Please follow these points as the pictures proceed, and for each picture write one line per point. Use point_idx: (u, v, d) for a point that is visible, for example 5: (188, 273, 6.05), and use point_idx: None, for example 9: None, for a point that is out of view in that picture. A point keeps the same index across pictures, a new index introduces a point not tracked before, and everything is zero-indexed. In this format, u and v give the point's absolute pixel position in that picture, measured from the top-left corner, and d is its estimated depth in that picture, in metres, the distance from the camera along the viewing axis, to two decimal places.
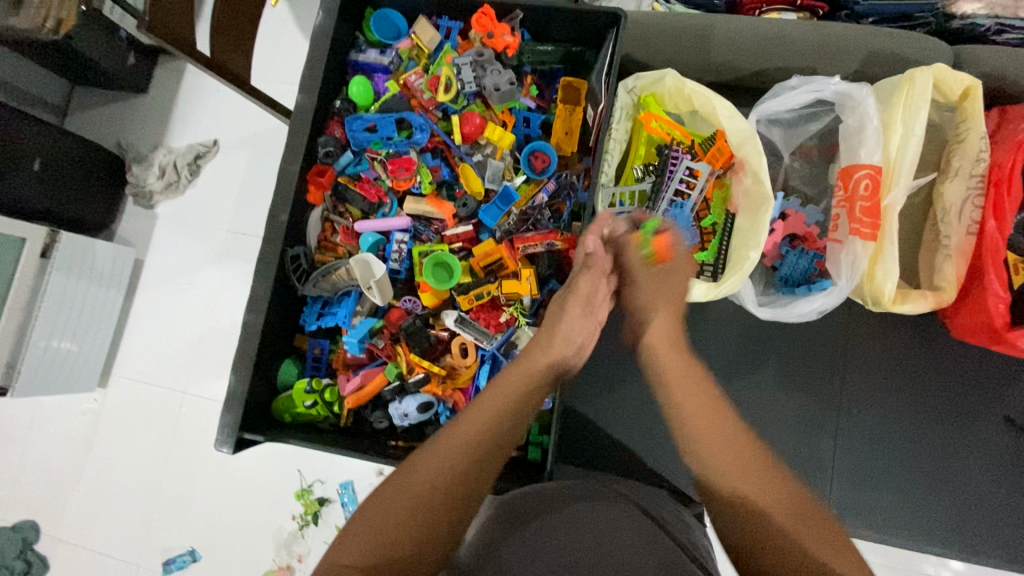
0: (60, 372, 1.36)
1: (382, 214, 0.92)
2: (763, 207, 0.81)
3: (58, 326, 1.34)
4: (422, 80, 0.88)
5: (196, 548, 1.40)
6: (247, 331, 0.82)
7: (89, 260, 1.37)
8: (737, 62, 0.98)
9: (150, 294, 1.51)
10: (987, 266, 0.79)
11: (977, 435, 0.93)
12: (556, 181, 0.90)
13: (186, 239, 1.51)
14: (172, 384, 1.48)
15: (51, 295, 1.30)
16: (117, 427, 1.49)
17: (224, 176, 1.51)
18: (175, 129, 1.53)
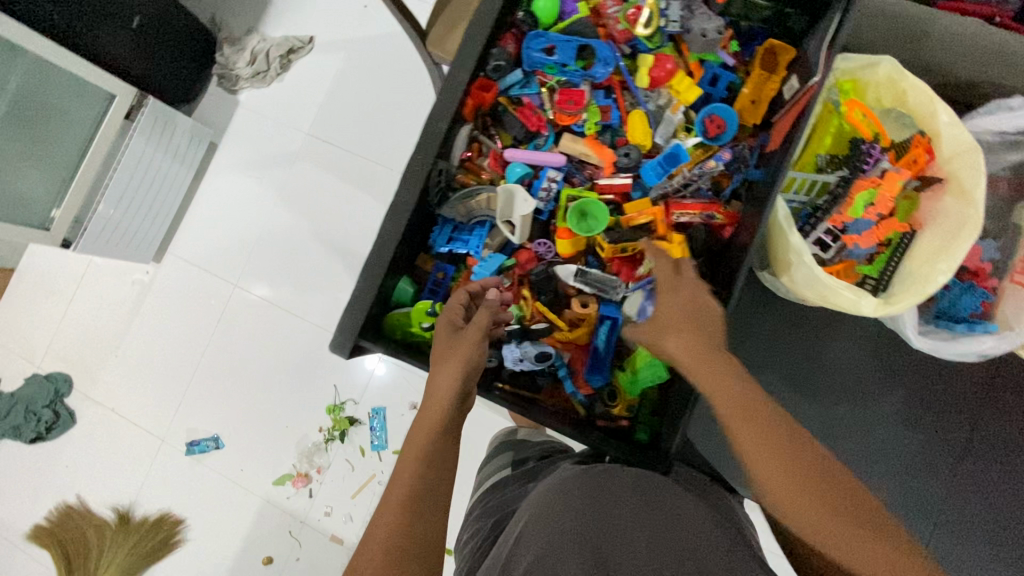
0: (122, 235, 1.32)
1: (535, 146, 0.85)
2: (966, 231, 0.73)
3: (131, 188, 1.28)
4: (620, 9, 0.81)
5: (221, 437, 1.39)
6: (383, 238, 0.78)
7: (170, 130, 1.31)
8: (949, 65, 0.86)
9: (226, 177, 1.46)
10: None
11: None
12: (731, 151, 0.83)
13: (274, 129, 1.44)
14: (227, 273, 1.44)
15: (128, 157, 1.25)
16: (167, 303, 1.47)
17: (324, 72, 1.43)
18: (282, 13, 1.45)
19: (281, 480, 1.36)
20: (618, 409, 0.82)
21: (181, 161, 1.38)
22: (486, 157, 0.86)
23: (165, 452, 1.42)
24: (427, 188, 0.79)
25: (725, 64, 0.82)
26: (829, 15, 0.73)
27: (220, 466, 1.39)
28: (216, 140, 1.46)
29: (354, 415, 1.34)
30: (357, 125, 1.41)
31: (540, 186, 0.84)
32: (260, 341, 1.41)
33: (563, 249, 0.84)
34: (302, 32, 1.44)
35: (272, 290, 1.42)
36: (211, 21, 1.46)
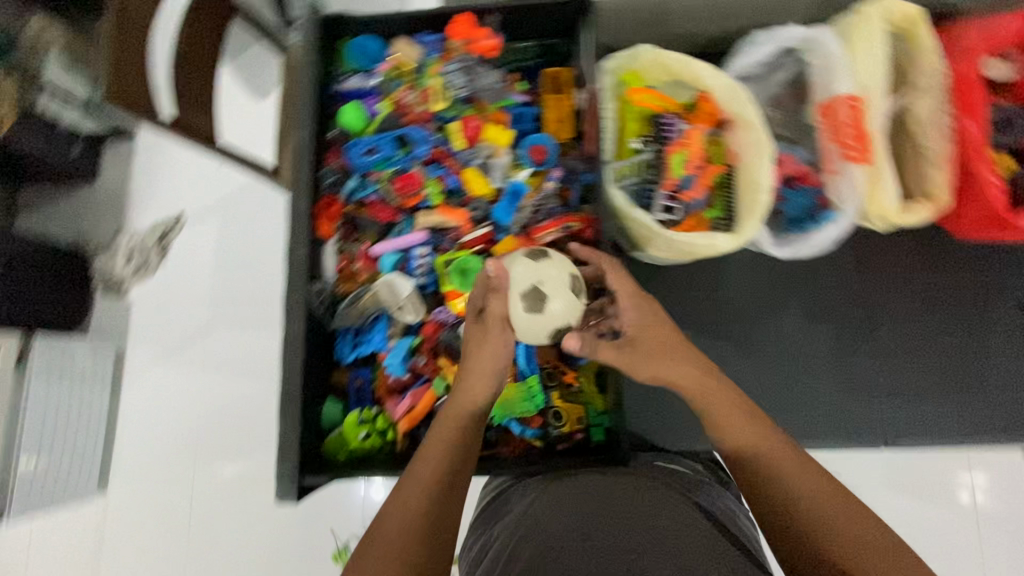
0: (54, 491, 1.16)
1: (395, 233, 0.91)
2: (763, 154, 0.86)
3: (47, 437, 1.13)
4: (414, 95, 0.90)
5: None
6: (288, 373, 0.80)
7: (68, 353, 1.19)
8: (702, 29, 1.02)
9: (144, 381, 1.31)
10: (976, 162, 0.84)
11: (983, 339, 0.96)
12: (560, 168, 0.93)
13: (181, 314, 1.32)
14: (180, 476, 1.29)
15: (32, 409, 1.11)
16: (126, 541, 1.28)
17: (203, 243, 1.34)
18: (138, 206, 1.34)
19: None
20: (567, 426, 0.87)
21: (92, 385, 1.24)
22: (357, 261, 0.90)
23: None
24: (311, 309, 0.83)
25: (521, 103, 0.94)
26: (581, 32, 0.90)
27: None
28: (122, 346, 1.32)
29: None
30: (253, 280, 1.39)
31: (414, 264, 0.89)
32: (238, 530, 1.28)
33: (457, 307, 0.88)
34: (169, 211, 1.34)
35: (233, 469, 1.30)
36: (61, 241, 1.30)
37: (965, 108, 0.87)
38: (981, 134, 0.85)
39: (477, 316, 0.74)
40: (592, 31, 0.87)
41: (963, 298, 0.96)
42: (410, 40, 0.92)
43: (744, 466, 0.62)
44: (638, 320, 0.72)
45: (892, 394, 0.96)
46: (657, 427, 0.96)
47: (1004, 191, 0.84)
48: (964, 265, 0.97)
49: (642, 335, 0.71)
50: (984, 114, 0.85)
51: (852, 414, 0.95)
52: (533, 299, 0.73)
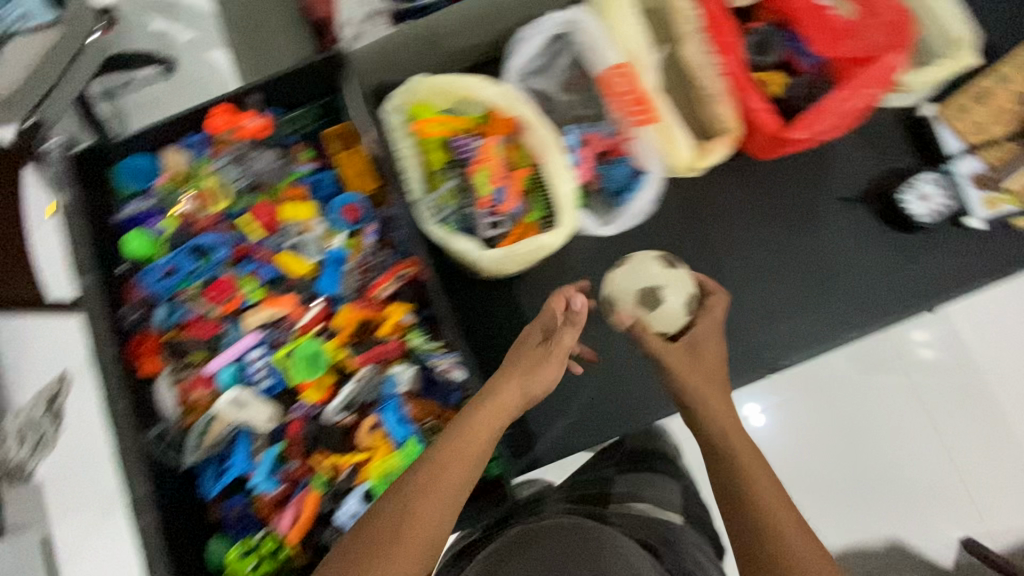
0: None
1: (225, 343, 0.86)
2: (553, 145, 0.89)
3: None
4: (195, 200, 0.86)
5: None
6: (145, 537, 0.72)
7: None
8: (474, 41, 1.04)
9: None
10: (741, 93, 0.87)
11: (823, 240, 0.99)
12: (376, 222, 0.90)
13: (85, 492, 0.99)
14: None
15: None
16: None
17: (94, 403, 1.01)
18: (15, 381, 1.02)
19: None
20: None
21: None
22: (196, 386, 0.85)
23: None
24: (153, 457, 0.77)
25: (313, 171, 0.91)
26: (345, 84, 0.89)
27: None
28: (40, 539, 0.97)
29: None
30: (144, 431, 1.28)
31: (252, 371, 0.84)
32: None
33: (312, 396, 0.84)
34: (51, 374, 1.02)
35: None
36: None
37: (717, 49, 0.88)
38: (739, 64, 0.87)
39: (543, 341, 0.71)
40: (352, 78, 0.88)
41: (791, 209, 1.00)
42: (178, 147, 0.87)
43: (726, 467, 0.59)
44: (705, 327, 0.73)
45: (767, 319, 0.98)
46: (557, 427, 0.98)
47: (772, 113, 0.87)
48: (780, 180, 1.01)
49: (700, 340, 0.72)
50: (734, 46, 0.88)
51: (737, 353, 0.97)
52: (643, 296, 0.79)
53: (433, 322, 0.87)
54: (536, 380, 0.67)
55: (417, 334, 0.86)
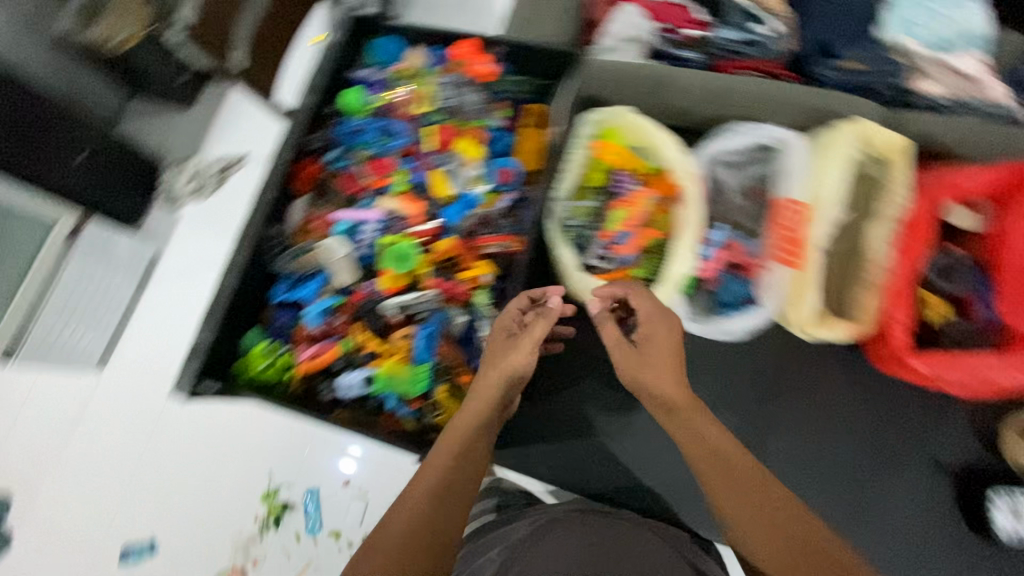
0: (56, 357, 1.29)
1: (358, 205, 1.01)
2: (694, 230, 0.91)
3: (61, 329, 1.28)
4: (409, 94, 1.01)
5: (153, 543, 1.34)
6: (222, 291, 0.92)
7: (107, 244, 1.35)
8: (693, 108, 1.08)
9: (162, 288, 1.40)
10: (898, 298, 0.86)
11: (878, 478, 0.98)
12: (518, 193, 1.01)
13: (190, 243, 1.43)
14: (102, 401, 1.38)
15: (67, 283, 1.26)
16: (96, 441, 1.35)
17: (237, 191, 1.43)
18: (213, 137, 1.43)
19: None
20: (443, 417, 0.94)
21: (117, 275, 1.36)
22: (315, 220, 1.00)
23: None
24: (261, 247, 0.95)
25: (500, 127, 1.03)
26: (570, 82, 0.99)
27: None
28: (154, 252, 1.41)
29: (286, 498, 1.41)
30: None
31: (361, 236, 0.99)
32: (160, 453, 1.41)
33: (383, 284, 0.97)
34: (237, 149, 1.44)
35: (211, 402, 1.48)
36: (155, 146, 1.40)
37: (901, 244, 0.88)
38: (913, 272, 0.87)
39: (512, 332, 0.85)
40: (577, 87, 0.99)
41: (864, 438, 1.00)
42: (426, 50, 1.04)
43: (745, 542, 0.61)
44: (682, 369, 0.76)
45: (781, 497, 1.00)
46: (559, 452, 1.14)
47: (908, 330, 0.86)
48: (883, 403, 1.00)
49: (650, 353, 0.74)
50: (919, 256, 0.88)
51: None
52: None
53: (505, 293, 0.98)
54: (511, 363, 0.80)
55: (488, 293, 0.97)
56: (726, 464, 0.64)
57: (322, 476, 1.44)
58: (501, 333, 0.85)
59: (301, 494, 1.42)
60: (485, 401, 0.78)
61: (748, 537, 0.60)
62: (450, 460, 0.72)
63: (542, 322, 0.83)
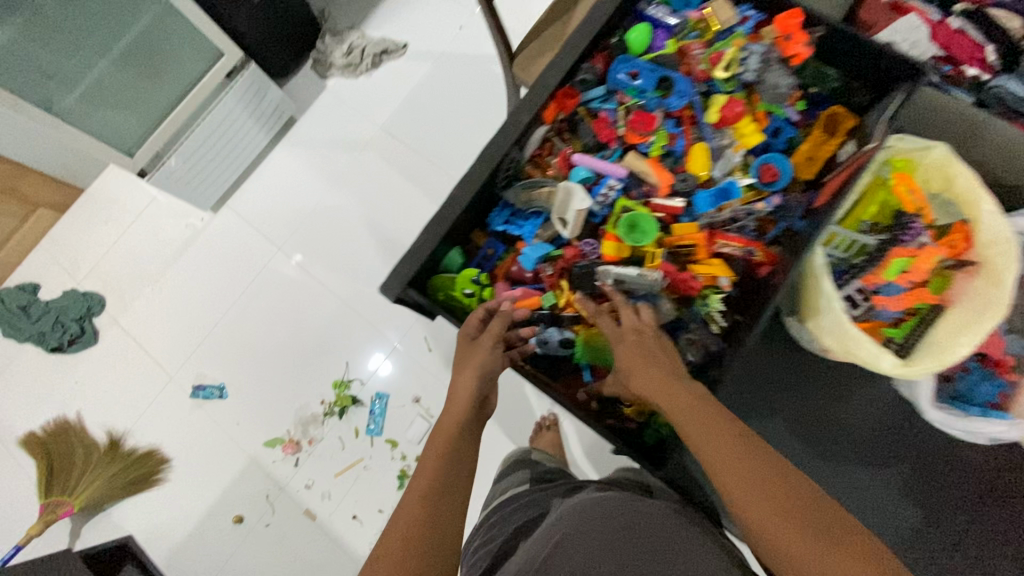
0: (191, 181, 1.62)
1: (602, 156, 0.92)
2: (990, 313, 0.77)
3: (195, 153, 1.58)
4: (703, 52, 0.89)
5: (227, 386, 1.62)
6: (450, 203, 0.85)
7: (261, 94, 1.62)
8: (1000, 170, 0.92)
9: (344, 165, 1.74)
10: None
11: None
12: (781, 198, 0.89)
13: (353, 114, 1.77)
14: (276, 242, 1.71)
15: (217, 113, 1.56)
16: (262, 286, 1.69)
17: (401, 73, 1.78)
18: (375, 22, 1.82)
19: (273, 442, 1.58)
20: (629, 410, 0.86)
21: (262, 125, 1.69)
22: (555, 157, 0.94)
23: (170, 389, 1.65)
24: (497, 169, 0.87)
25: (788, 120, 0.89)
26: (895, 95, 0.81)
27: (217, 414, 1.62)
28: (295, 115, 1.80)
29: (356, 394, 1.57)
30: (430, 140, 1.72)
31: (599, 191, 0.91)
32: (293, 310, 1.66)
33: (605, 250, 0.89)
34: (397, 39, 1.80)
35: (309, 257, 1.69)
36: (321, 11, 1.83)
37: None
38: None
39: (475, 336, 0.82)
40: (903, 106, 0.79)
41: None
42: (735, 7, 0.89)
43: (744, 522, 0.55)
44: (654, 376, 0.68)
45: None
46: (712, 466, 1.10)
47: None
48: None
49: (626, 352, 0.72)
50: None
51: None
52: None
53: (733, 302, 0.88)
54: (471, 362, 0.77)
55: (718, 298, 0.86)
56: (711, 426, 0.60)
57: (395, 384, 1.58)
58: (462, 342, 0.81)
59: (370, 397, 1.57)
60: (456, 407, 0.74)
61: (742, 505, 0.55)
62: (435, 460, 0.68)
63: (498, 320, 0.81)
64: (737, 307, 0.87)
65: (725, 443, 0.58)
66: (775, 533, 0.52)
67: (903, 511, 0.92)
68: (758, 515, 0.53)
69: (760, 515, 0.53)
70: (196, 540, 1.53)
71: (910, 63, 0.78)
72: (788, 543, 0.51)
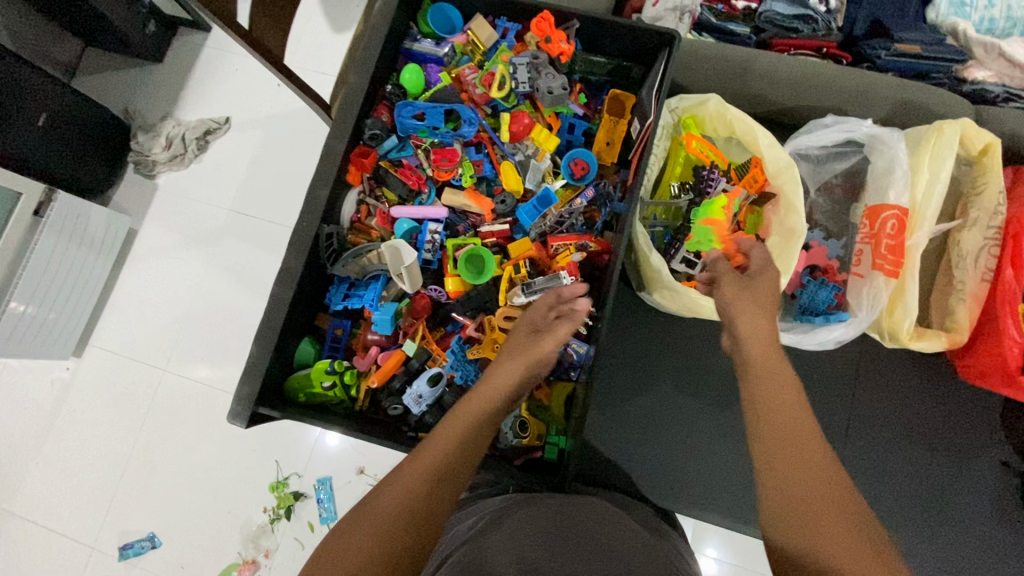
0: (33, 336, 1.36)
1: (420, 202, 0.92)
2: (796, 237, 0.83)
3: (32, 301, 1.32)
4: (476, 75, 0.89)
5: (156, 533, 1.42)
6: (277, 300, 0.81)
7: (84, 221, 1.39)
8: (777, 96, 1.01)
9: (201, 262, 1.54)
10: (1004, 314, 0.83)
11: (959, 496, 0.97)
12: (594, 188, 0.91)
13: (193, 205, 1.56)
14: (154, 362, 1.51)
15: (40, 253, 1.31)
16: (158, 418, 1.48)
17: (232, 152, 1.57)
18: (186, 103, 1.59)
19: (227, 571, 1.39)
20: (528, 439, 0.87)
21: (99, 252, 1.46)
22: (374, 216, 0.92)
23: (95, 560, 1.42)
24: (317, 249, 0.84)
25: (577, 115, 0.93)
26: (658, 64, 0.86)
27: (155, 568, 1.41)
28: (133, 228, 1.56)
29: (298, 489, 1.40)
30: (281, 209, 1.55)
31: (425, 240, 0.90)
32: (198, 430, 1.47)
33: (501, 298, 0.88)
34: (216, 114, 1.59)
35: (207, 370, 1.50)
36: (123, 111, 1.58)
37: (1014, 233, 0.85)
38: (1017, 284, 0.83)
39: (537, 329, 0.79)
40: (671, 70, 0.82)
41: (945, 459, 0.97)
42: (490, 23, 0.90)
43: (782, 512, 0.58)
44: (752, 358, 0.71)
45: None
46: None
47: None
48: (967, 411, 0.98)
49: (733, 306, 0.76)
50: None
51: None
52: None
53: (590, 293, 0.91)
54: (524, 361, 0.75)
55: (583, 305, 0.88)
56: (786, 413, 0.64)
57: (332, 463, 1.42)
58: (529, 332, 0.79)
59: (313, 485, 1.40)
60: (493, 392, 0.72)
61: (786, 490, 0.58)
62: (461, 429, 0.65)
63: (565, 325, 0.78)
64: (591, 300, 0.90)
65: (789, 433, 0.62)
66: (805, 519, 0.56)
67: None
68: (789, 498, 0.58)
69: (794, 496, 0.58)
70: None
71: (661, 31, 0.82)
72: (820, 538, 0.54)
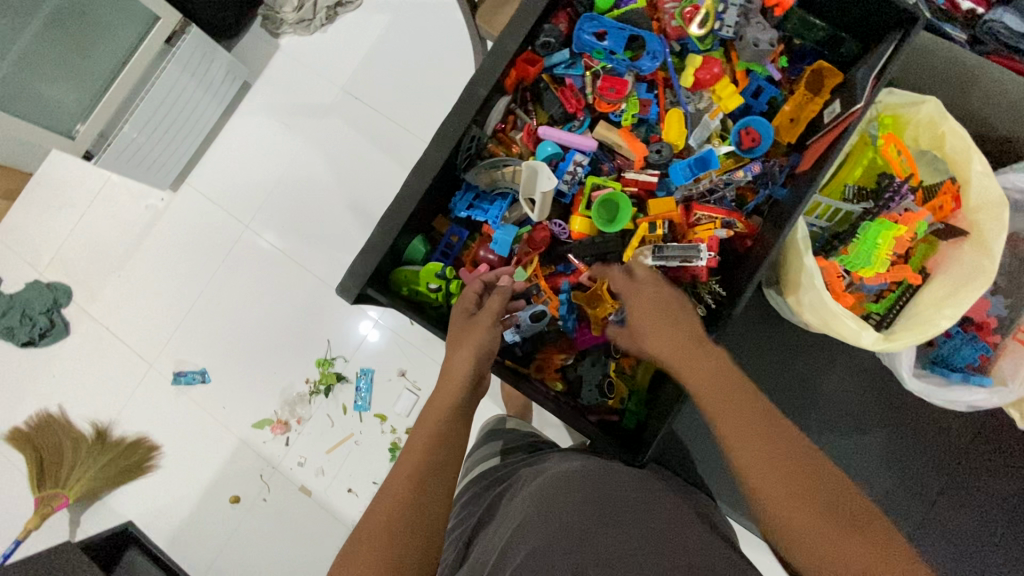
0: (142, 158, 1.37)
1: (569, 128, 0.86)
2: (977, 281, 0.74)
3: (146, 126, 1.33)
4: (677, 6, 0.82)
5: (208, 370, 1.50)
6: (406, 190, 0.79)
7: (209, 61, 1.36)
8: (994, 120, 0.87)
9: (306, 132, 1.53)
10: None
11: None
12: (761, 165, 0.82)
13: (312, 74, 1.54)
14: (241, 215, 1.55)
15: (161, 83, 1.30)
16: (233, 269, 1.54)
17: (362, 30, 1.52)
18: None
19: (262, 423, 1.47)
20: (612, 401, 0.86)
21: (212, 96, 1.43)
22: (519, 131, 0.87)
23: (150, 378, 1.53)
24: (457, 150, 0.80)
25: (768, 79, 0.83)
26: (885, 44, 0.73)
27: (200, 401, 1.50)
28: (250, 79, 1.55)
29: (341, 372, 1.45)
30: (393, 99, 1.50)
31: (567, 170, 0.84)
32: (267, 291, 1.52)
33: (627, 253, 0.82)
34: None
35: (287, 236, 1.52)
36: None
37: None
38: None
39: (472, 312, 0.77)
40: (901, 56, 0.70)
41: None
42: None
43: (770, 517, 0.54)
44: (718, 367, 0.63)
45: None
46: (685, 438, 1.01)
47: None
48: None
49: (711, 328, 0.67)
50: None
51: None
52: None
53: (721, 274, 0.85)
54: (471, 344, 0.72)
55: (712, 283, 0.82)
56: (736, 401, 0.59)
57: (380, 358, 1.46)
58: (464, 315, 0.77)
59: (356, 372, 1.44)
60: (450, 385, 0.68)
61: (770, 499, 0.54)
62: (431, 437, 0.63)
63: (497, 297, 0.77)
64: (720, 283, 0.84)
65: (747, 428, 0.57)
66: (789, 519, 0.53)
67: (884, 474, 0.92)
68: (774, 502, 0.54)
69: (776, 503, 0.53)
70: (190, 529, 1.45)
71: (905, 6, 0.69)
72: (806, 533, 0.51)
